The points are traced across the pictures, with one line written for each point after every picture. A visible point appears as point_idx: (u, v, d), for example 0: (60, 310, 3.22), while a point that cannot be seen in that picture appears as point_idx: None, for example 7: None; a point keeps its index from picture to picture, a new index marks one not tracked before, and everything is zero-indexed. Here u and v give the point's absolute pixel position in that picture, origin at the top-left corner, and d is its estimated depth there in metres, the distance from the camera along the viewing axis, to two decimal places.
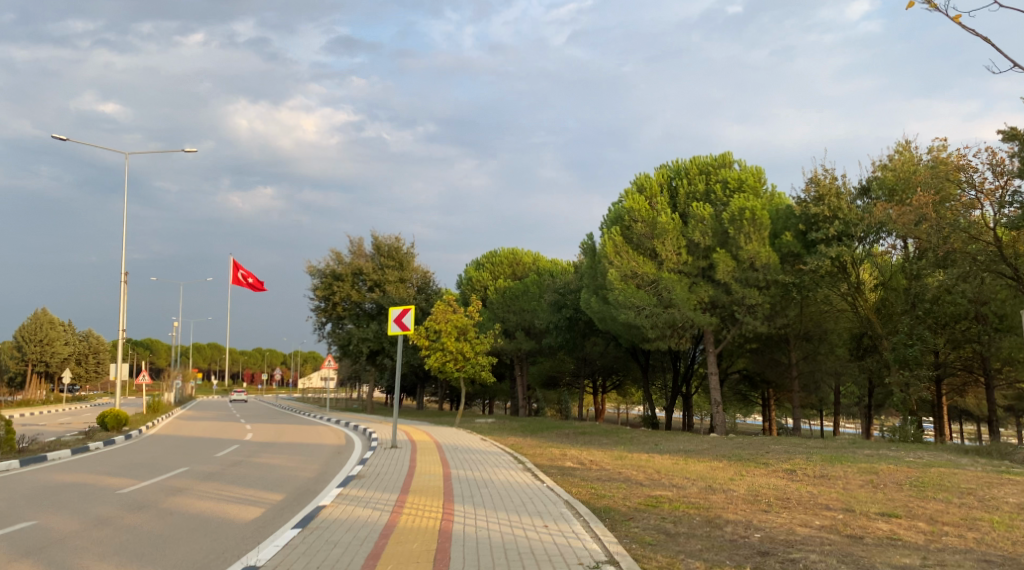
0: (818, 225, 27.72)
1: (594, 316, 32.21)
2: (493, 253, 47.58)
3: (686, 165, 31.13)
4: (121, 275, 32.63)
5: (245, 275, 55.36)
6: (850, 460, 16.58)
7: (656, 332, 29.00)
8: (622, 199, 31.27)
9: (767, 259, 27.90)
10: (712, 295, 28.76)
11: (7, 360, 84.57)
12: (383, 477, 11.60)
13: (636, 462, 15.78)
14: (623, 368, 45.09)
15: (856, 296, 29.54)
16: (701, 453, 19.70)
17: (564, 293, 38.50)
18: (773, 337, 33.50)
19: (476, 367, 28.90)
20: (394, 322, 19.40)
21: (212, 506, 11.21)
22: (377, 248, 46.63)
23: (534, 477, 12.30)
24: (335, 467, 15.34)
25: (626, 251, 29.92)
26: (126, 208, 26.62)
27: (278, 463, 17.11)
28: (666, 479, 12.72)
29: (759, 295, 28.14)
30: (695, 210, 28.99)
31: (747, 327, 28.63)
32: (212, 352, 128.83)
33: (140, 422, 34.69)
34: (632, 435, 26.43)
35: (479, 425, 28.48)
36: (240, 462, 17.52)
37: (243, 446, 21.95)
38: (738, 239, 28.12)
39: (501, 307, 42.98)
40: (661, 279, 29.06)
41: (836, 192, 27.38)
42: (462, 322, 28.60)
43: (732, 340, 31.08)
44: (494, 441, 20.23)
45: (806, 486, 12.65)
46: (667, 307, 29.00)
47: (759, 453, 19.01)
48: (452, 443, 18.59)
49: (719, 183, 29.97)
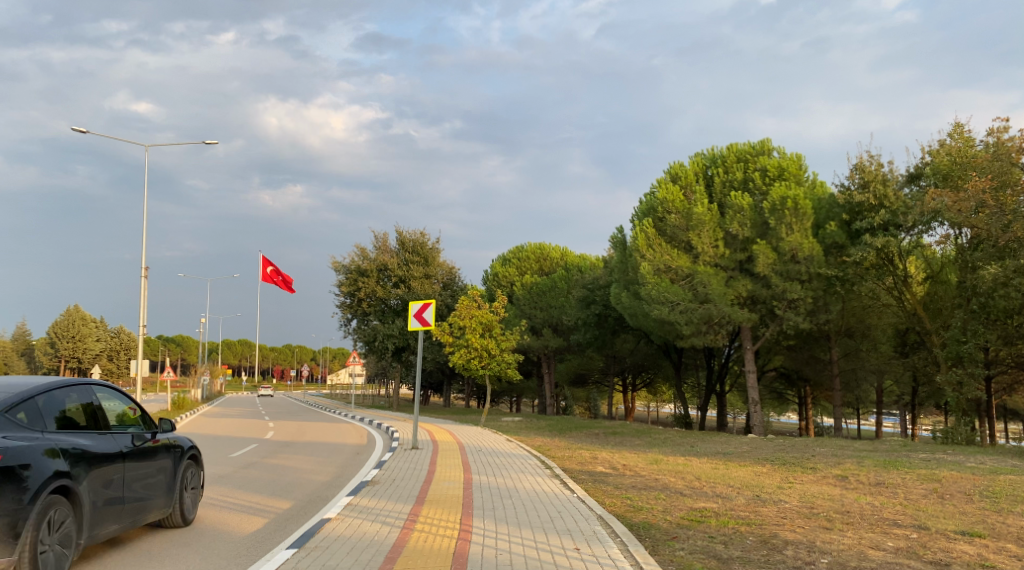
0: (863, 214, 26.46)
1: (625, 312, 31.07)
2: (520, 248, 46.63)
3: (722, 153, 29.95)
4: (143, 271, 32.07)
5: (273, 271, 54.92)
6: (905, 466, 15.36)
7: (691, 328, 27.84)
8: (655, 189, 30.19)
9: (810, 251, 26.64)
10: (750, 289, 27.59)
11: (40, 357, 85.11)
12: (398, 484, 10.61)
13: (672, 467, 14.70)
14: (654, 366, 43.88)
15: (902, 290, 28.25)
16: (740, 456, 18.53)
17: (593, 288, 37.39)
18: (813, 333, 32.18)
19: (502, 364, 27.87)
20: (414, 317, 18.45)
21: (213, 514, 10.28)
22: (402, 244, 45.79)
23: (564, 484, 11.28)
24: (352, 469, 14.44)
25: (659, 243, 28.80)
26: (144, 203, 25.96)
27: (294, 465, 16.26)
28: (708, 488, 11.62)
29: (801, 289, 26.91)
30: (732, 199, 27.81)
31: (788, 323, 27.41)
32: (242, 348, 129.28)
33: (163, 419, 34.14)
34: (668, 436, 25.31)
35: (506, 425, 27.49)
36: (256, 463, 16.73)
37: (259, 447, 21.15)
38: (779, 229, 26.90)
39: (528, 303, 41.97)
40: (697, 272, 27.91)
41: (883, 180, 26.10)
42: (488, 318, 27.62)
43: (771, 337, 29.84)
44: (520, 443, 19.21)
45: (864, 496, 11.49)
46: (703, 302, 27.83)
47: (803, 457, 17.85)
48: (476, 444, 17.61)
49: (757, 171, 28.73)
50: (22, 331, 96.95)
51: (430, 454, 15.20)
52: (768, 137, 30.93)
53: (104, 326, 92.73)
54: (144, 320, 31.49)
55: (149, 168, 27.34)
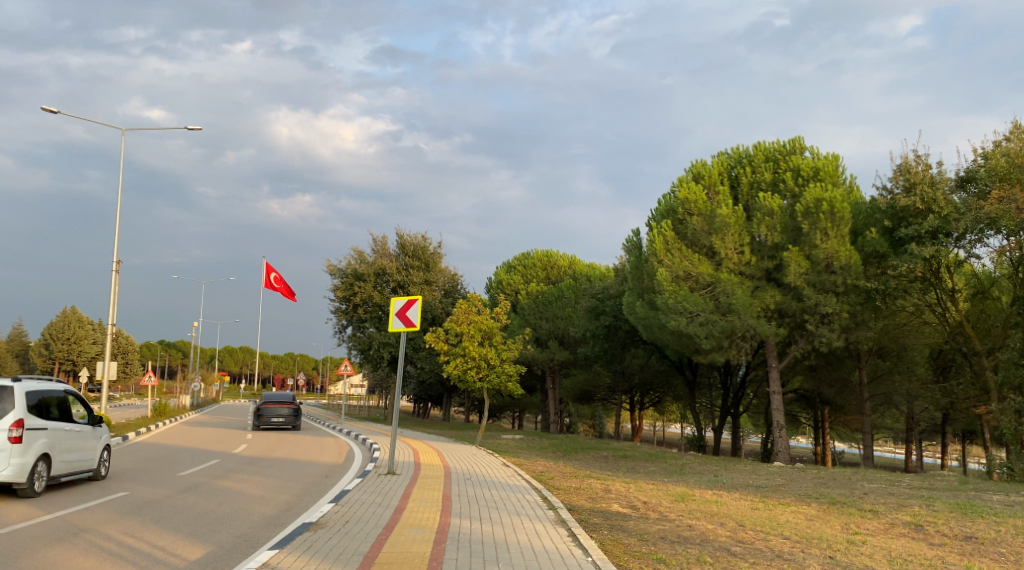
0: (909, 220, 23.64)
1: (638, 324, 28.34)
2: (526, 255, 44.05)
3: (750, 152, 27.24)
4: (115, 264, 29.56)
5: (277, 277, 52.37)
6: (990, 512, 12.57)
7: (712, 343, 25.11)
8: (675, 189, 27.55)
9: (847, 259, 23.89)
10: (779, 301, 24.89)
11: (33, 358, 82.68)
12: (348, 532, 7.96)
13: (703, 508, 11.96)
14: (664, 384, 41.14)
15: (945, 307, 25.47)
16: (777, 492, 15.73)
17: (602, 298, 34.80)
18: (845, 352, 29.43)
19: (502, 377, 25.09)
20: (396, 316, 15.76)
21: (90, 563, 7.61)
22: (401, 247, 43.18)
23: (573, 537, 8.41)
24: (306, 500, 11.69)
25: (679, 248, 26.13)
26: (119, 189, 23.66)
27: (248, 488, 13.57)
28: (761, 544, 8.97)
29: (836, 302, 24.16)
30: (761, 201, 25.10)
31: (821, 339, 24.67)
32: (244, 356, 127.10)
33: (132, 427, 31.38)
34: (686, 462, 22.69)
35: (506, 444, 24.70)
36: (202, 485, 13.99)
37: (219, 463, 18.48)
38: (813, 235, 24.20)
39: (532, 313, 39.28)
40: (719, 281, 25.20)
41: (931, 182, 23.27)
42: (488, 324, 24.94)
43: (799, 355, 27.07)
44: (520, 468, 16.47)
45: (969, 561, 8.71)
46: (726, 314, 25.14)
47: (851, 494, 15.00)
48: (466, 470, 14.90)
49: (789, 171, 25.98)
50: (17, 331, 94.78)
51: (406, 483, 12.43)
52: (801, 135, 28.19)
53: (102, 329, 90.35)
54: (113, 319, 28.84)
55: (125, 153, 25.98)
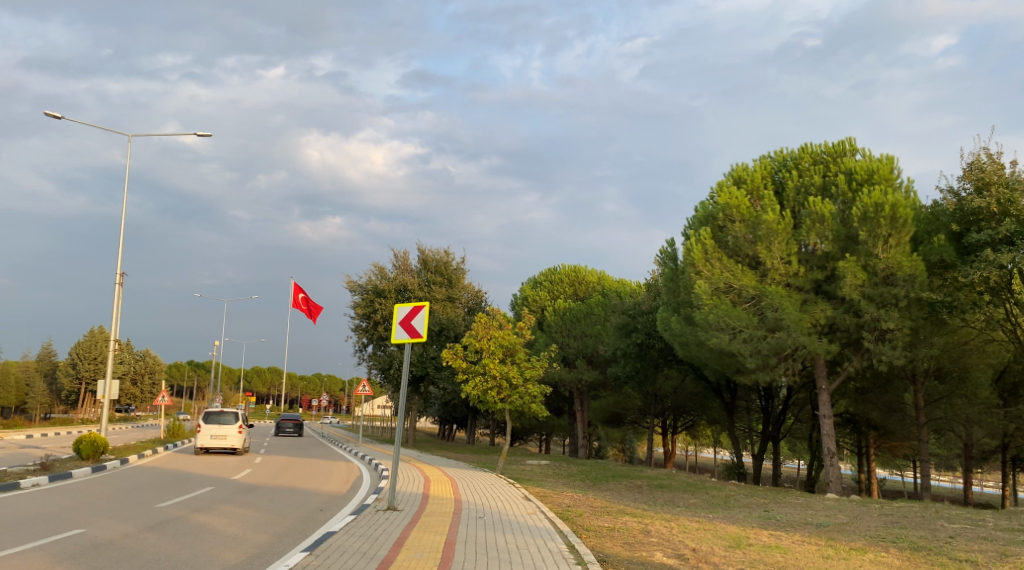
0: (980, 225, 21.36)
1: (674, 341, 26.20)
2: (553, 270, 42.16)
3: (796, 154, 25.15)
4: (120, 277, 28.12)
5: (305, 298, 50.75)
6: None
7: (757, 362, 23.11)
8: (714, 194, 25.55)
9: (910, 269, 21.63)
10: (832, 316, 22.69)
11: (60, 377, 81.92)
12: None
13: (768, 560, 9.83)
14: (699, 407, 38.81)
15: (1018, 323, 23.10)
16: (842, 533, 13.46)
17: (634, 315, 32.67)
18: (902, 373, 27.00)
19: (525, 398, 23.02)
20: (399, 326, 13.85)
21: None
22: (424, 263, 41.39)
23: None
24: (281, 548, 9.63)
25: (719, 258, 24.10)
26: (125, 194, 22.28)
27: (226, 526, 11.61)
28: None
29: (897, 318, 21.94)
30: (811, 206, 22.96)
31: (881, 358, 22.42)
32: (271, 377, 126.18)
33: (134, 450, 29.65)
34: (730, 493, 20.53)
35: (531, 472, 22.58)
36: (175, 520, 12.17)
37: (209, 492, 16.60)
38: (870, 242, 22.05)
39: (559, 331, 37.27)
40: (765, 293, 23.04)
41: (1006, 184, 21.11)
42: (511, 340, 22.96)
43: (851, 375, 24.82)
44: (543, 503, 14.35)
45: None
46: (772, 331, 23.04)
47: (934, 537, 12.74)
48: (483, 506, 12.83)
49: (841, 174, 23.82)
50: (45, 351, 94.12)
51: (403, 524, 10.33)
52: (852, 138, 26.05)
53: (129, 348, 89.52)
54: (116, 334, 27.22)
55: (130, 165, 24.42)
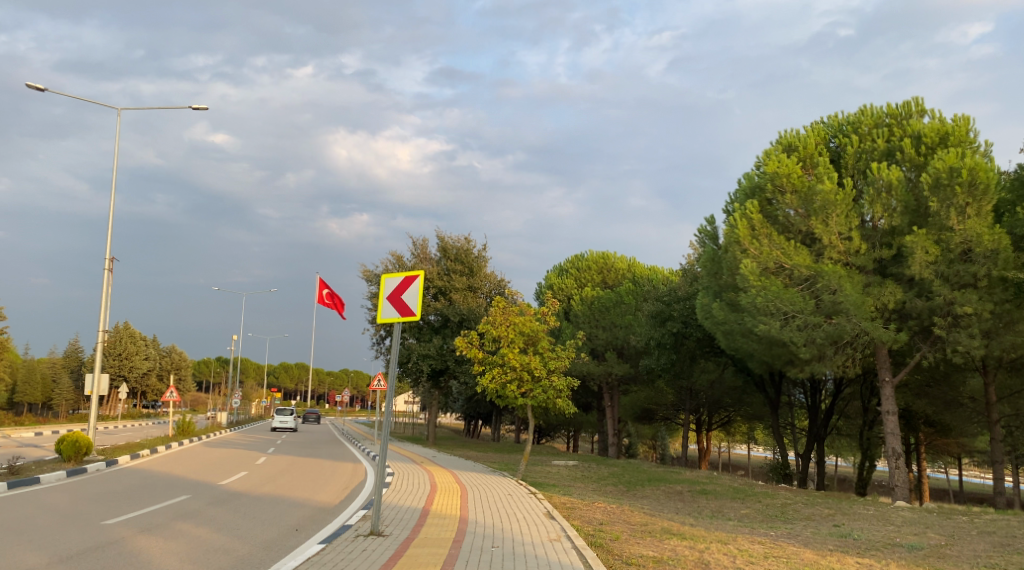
0: None
1: (716, 330, 23.49)
2: (580, 258, 39.47)
3: (854, 118, 22.26)
4: (107, 262, 25.86)
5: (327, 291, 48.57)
6: None
7: (812, 352, 20.42)
8: (760, 164, 22.74)
9: (993, 243, 18.74)
10: (900, 299, 19.89)
11: (84, 373, 80.13)
12: None
13: None
14: (738, 403, 35.96)
15: None
16: (945, 561, 10.70)
17: (669, 302, 29.89)
18: (972, 364, 24.01)
19: (549, 392, 20.41)
20: (387, 300, 11.43)
21: None
22: (443, 250, 38.93)
23: None
24: None
25: (768, 235, 21.36)
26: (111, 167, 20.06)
27: (164, 556, 9.08)
28: None
29: (976, 300, 19.10)
30: (875, 174, 20.08)
31: (956, 347, 19.56)
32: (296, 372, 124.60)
33: (128, 450, 27.42)
34: (786, 501, 17.80)
35: (557, 475, 19.93)
36: (109, 546, 9.70)
37: (180, 502, 14.16)
38: (944, 214, 19.19)
39: (587, 321, 34.56)
40: (820, 273, 20.25)
41: None
42: (532, 326, 20.40)
43: (919, 365, 21.94)
44: (571, 520, 11.70)
45: None
46: (830, 316, 20.28)
47: None
48: (496, 528, 10.24)
49: (909, 137, 20.91)
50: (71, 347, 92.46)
51: None
52: (917, 98, 23.09)
53: (153, 344, 87.85)
54: (104, 323, 24.93)
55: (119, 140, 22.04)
